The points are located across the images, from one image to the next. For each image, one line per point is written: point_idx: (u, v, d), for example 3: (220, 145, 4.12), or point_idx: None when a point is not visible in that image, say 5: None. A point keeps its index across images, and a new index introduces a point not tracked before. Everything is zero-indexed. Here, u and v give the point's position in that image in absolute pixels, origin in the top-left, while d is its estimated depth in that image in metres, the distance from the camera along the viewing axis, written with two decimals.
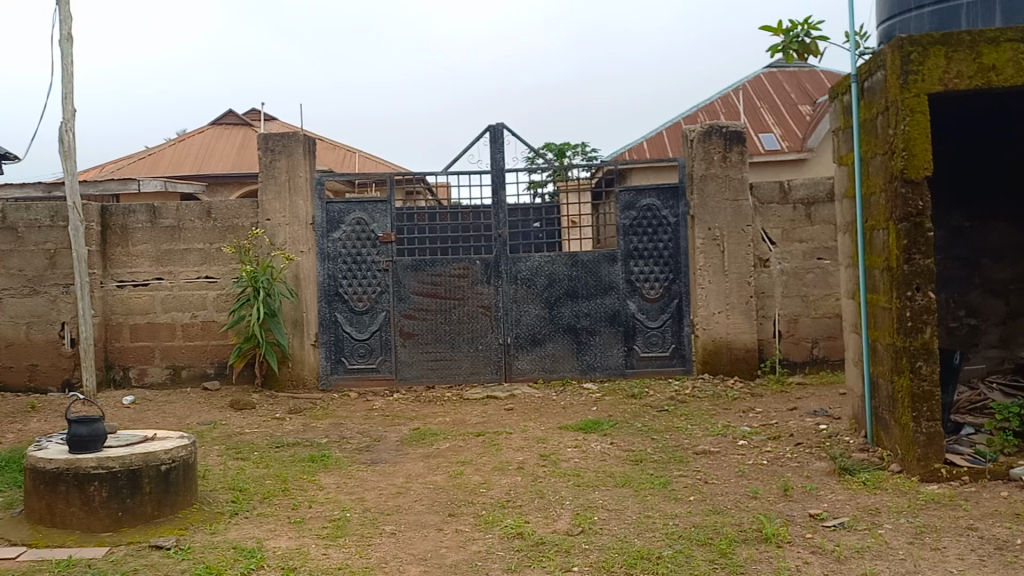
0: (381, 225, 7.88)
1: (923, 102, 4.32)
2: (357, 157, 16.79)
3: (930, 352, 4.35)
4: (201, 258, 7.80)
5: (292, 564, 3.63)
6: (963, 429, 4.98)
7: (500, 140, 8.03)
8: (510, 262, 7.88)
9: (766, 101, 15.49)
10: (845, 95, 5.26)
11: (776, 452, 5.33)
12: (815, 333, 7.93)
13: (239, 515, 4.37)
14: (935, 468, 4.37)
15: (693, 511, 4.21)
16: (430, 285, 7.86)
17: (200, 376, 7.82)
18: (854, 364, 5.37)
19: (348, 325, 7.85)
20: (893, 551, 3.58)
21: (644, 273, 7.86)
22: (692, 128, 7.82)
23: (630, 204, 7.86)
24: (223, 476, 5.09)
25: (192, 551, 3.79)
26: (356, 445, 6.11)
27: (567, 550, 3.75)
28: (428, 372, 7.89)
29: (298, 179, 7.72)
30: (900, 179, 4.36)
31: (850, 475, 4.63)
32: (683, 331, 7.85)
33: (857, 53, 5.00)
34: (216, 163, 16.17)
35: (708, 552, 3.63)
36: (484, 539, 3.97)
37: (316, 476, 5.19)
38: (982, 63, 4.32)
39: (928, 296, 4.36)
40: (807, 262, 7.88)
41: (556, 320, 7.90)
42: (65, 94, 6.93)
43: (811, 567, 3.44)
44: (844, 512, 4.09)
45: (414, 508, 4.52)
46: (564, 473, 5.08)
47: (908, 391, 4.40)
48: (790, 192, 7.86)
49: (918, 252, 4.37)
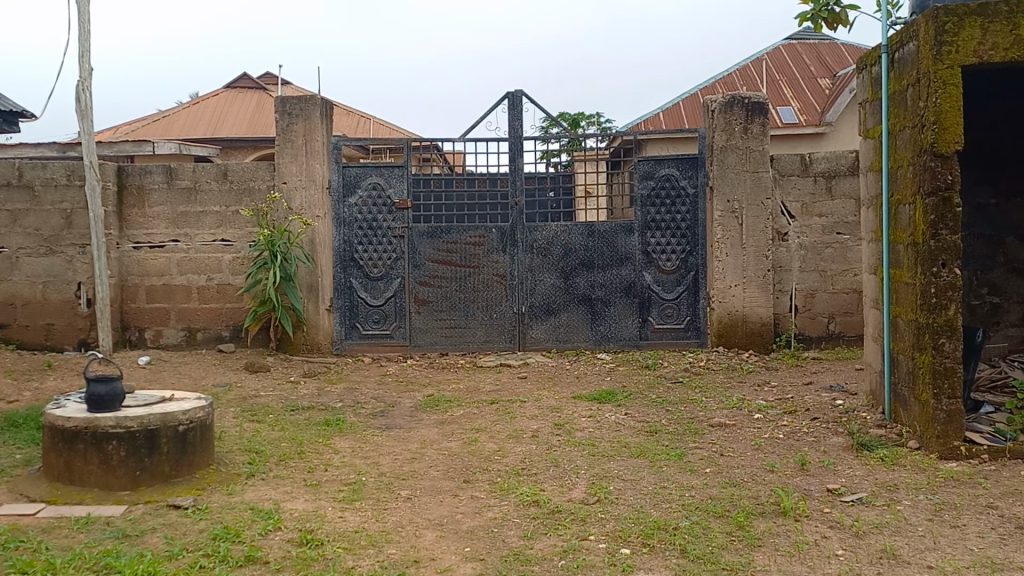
0: (397, 191, 7.83)
1: (956, 73, 4.22)
2: (371, 123, 16.66)
3: (954, 329, 4.30)
4: (217, 221, 7.79)
5: (308, 526, 3.64)
6: (983, 407, 4.96)
7: (518, 107, 7.95)
8: (526, 230, 7.84)
9: (785, 73, 15.30)
10: (872, 66, 5.18)
11: (793, 426, 5.31)
12: (831, 309, 7.86)
13: (255, 477, 4.39)
14: (954, 446, 4.34)
15: (709, 483, 4.20)
16: (445, 252, 7.83)
17: (215, 339, 7.84)
18: (873, 339, 5.33)
19: (363, 291, 7.84)
20: (912, 528, 3.56)
21: (660, 245, 7.81)
22: (713, 98, 7.72)
23: (648, 173, 7.80)
24: (239, 438, 5.11)
25: (209, 511, 3.81)
26: (371, 410, 6.12)
27: (583, 518, 3.75)
28: (442, 339, 7.89)
29: (315, 143, 7.67)
30: (929, 152, 4.29)
31: (867, 451, 4.60)
32: (698, 303, 7.81)
33: (888, 23, 4.88)
34: (229, 127, 16.10)
35: (725, 525, 3.63)
36: (500, 506, 3.97)
37: (331, 440, 5.20)
38: (1018, 36, 4.22)
39: (954, 273, 4.30)
40: (825, 237, 7.80)
41: (571, 290, 7.87)
42: (81, 53, 6.89)
43: (829, 542, 3.43)
44: (861, 487, 4.07)
45: (429, 473, 4.52)
46: (578, 442, 5.08)
47: (929, 368, 4.36)
48: (811, 165, 7.76)
49: (946, 228, 4.29)
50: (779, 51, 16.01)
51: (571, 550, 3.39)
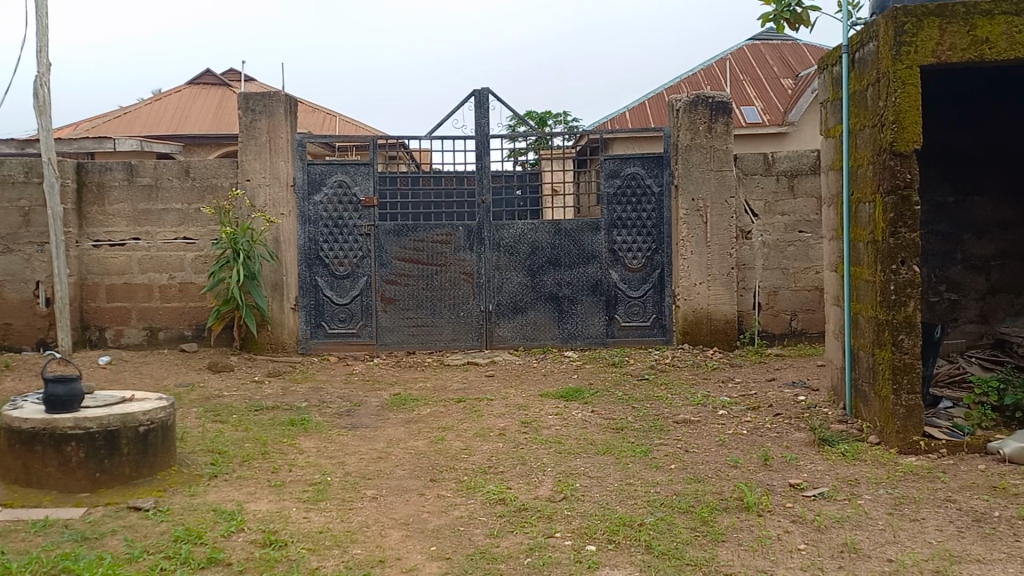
0: (363, 188, 7.78)
1: (915, 73, 4.29)
2: (337, 120, 16.52)
3: (913, 326, 4.37)
4: (179, 218, 7.68)
5: (272, 526, 3.61)
6: (942, 402, 5.05)
7: (485, 105, 7.93)
8: (493, 229, 7.84)
9: (749, 73, 15.45)
10: (834, 66, 5.24)
11: (756, 422, 5.37)
12: (794, 306, 7.97)
13: (218, 477, 4.34)
14: (913, 441, 4.41)
15: (674, 479, 4.23)
16: (412, 250, 7.80)
17: (178, 338, 7.73)
18: (834, 336, 5.39)
19: (329, 290, 7.78)
20: (872, 521, 3.62)
21: (626, 243, 7.84)
22: (678, 97, 7.78)
23: (614, 172, 7.83)
24: (201, 439, 5.04)
25: (171, 513, 3.75)
26: (337, 409, 6.08)
27: (549, 516, 3.75)
28: (409, 338, 7.85)
29: (279, 140, 7.58)
30: (889, 151, 4.35)
31: (829, 446, 4.66)
32: (664, 301, 7.85)
33: (849, 24, 4.95)
34: (194, 124, 15.89)
35: (689, 520, 3.65)
36: (466, 504, 3.96)
37: (295, 440, 5.15)
38: (976, 36, 4.30)
39: (912, 270, 4.37)
40: (788, 235, 7.90)
41: (538, 288, 7.88)
42: (38, 47, 6.74)
43: (791, 537, 3.47)
44: (823, 482, 4.13)
45: (395, 472, 4.50)
46: (545, 439, 5.08)
47: (889, 364, 4.43)
48: (774, 164, 7.84)
49: (905, 226, 4.36)
50: (744, 52, 16.16)
51: (537, 548, 3.39)
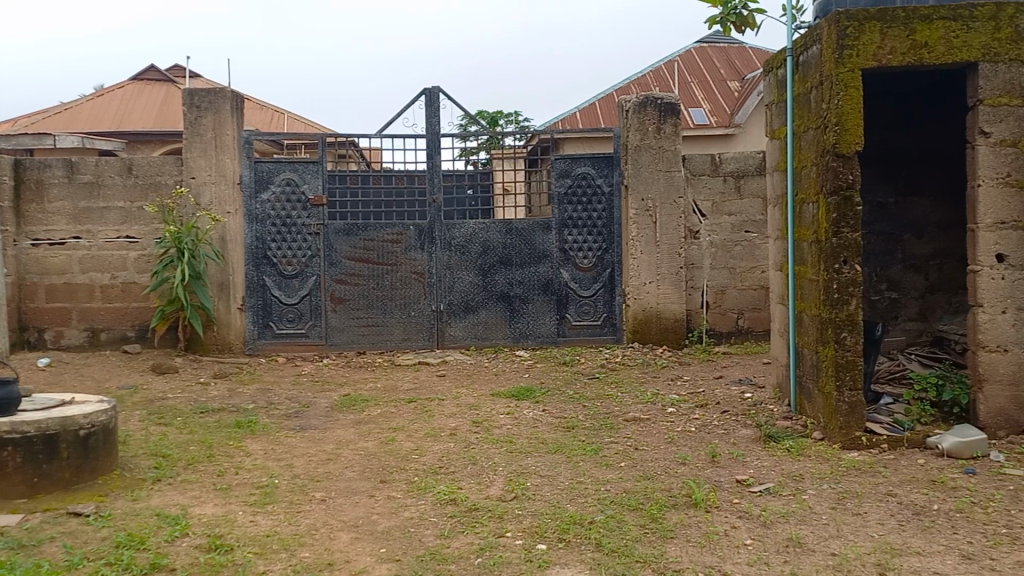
0: (312, 187, 7.69)
1: (857, 77, 4.39)
2: (285, 118, 16.31)
3: (855, 323, 4.47)
4: (121, 217, 7.50)
5: (218, 531, 3.54)
6: (883, 398, 5.18)
7: (436, 104, 7.90)
8: (444, 229, 7.81)
9: (696, 75, 15.65)
10: (778, 69, 5.32)
11: (704, 419, 5.44)
12: (741, 304, 8.09)
13: (162, 481, 4.25)
14: (855, 436, 4.51)
15: (624, 477, 4.26)
16: (362, 250, 7.73)
17: (120, 339, 7.55)
18: (779, 334, 5.49)
19: (277, 289, 7.67)
20: (816, 516, 3.68)
21: (577, 242, 7.88)
22: (628, 97, 7.84)
23: (565, 172, 7.85)
24: (145, 442, 4.93)
25: (113, 519, 3.66)
26: (285, 411, 5.99)
27: (500, 516, 3.75)
28: (359, 338, 7.79)
29: (224, 137, 7.46)
30: (832, 153, 4.43)
31: (774, 442, 4.74)
32: (614, 300, 7.90)
33: (793, 27, 5.03)
34: (137, 120, 15.56)
35: (639, 517, 3.68)
36: (416, 505, 3.94)
37: (242, 442, 5.07)
38: (915, 40, 4.42)
39: (854, 269, 4.47)
40: (734, 235, 8.02)
41: (489, 287, 7.87)
42: None
43: (738, 532, 3.52)
44: (769, 478, 4.19)
45: (344, 474, 4.46)
46: (496, 439, 5.08)
47: (832, 361, 4.52)
48: (721, 165, 7.95)
49: (847, 226, 4.45)
50: (692, 54, 16.37)
51: (487, 548, 3.38)
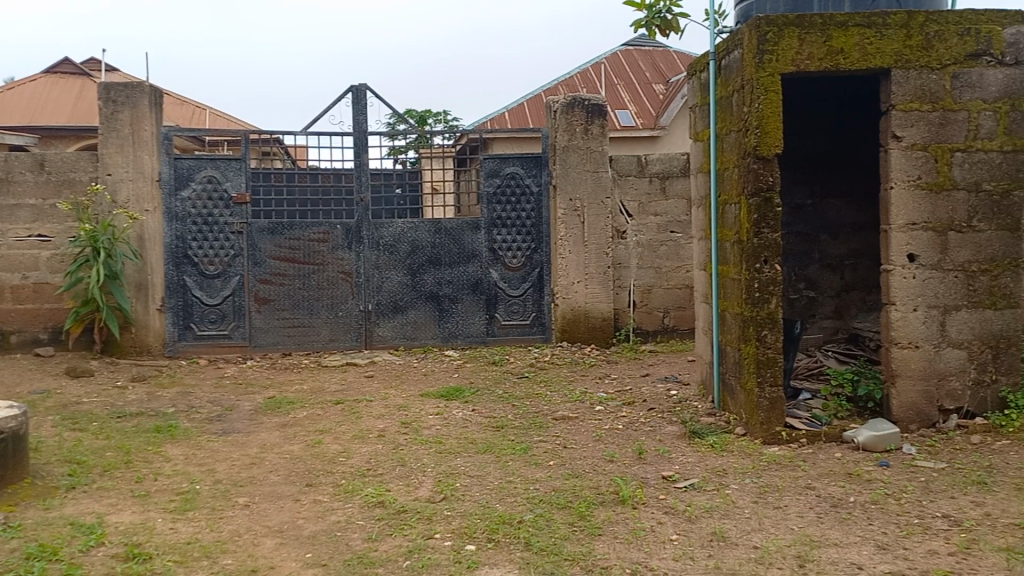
0: (235, 185, 7.52)
1: (777, 81, 4.50)
2: (207, 114, 15.90)
3: (775, 321, 4.59)
4: (33, 215, 7.20)
5: (136, 539, 3.43)
6: (801, 394, 5.34)
7: (363, 102, 7.81)
8: (372, 228, 7.72)
9: (623, 77, 15.85)
10: (702, 72, 5.43)
11: (631, 417, 5.51)
12: (667, 303, 8.22)
13: (77, 489, 4.09)
14: (776, 431, 4.63)
15: (553, 476, 4.28)
16: (287, 249, 7.59)
17: (32, 342, 7.25)
18: (703, 332, 5.60)
19: (198, 289, 7.47)
20: (739, 510, 3.77)
21: (506, 242, 7.88)
22: (556, 98, 7.89)
23: (493, 171, 7.85)
24: (58, 449, 4.74)
25: (23, 529, 3.51)
26: (207, 414, 5.84)
27: (429, 517, 3.72)
28: (285, 338, 7.64)
29: (142, 133, 7.23)
30: (753, 155, 4.54)
31: (699, 438, 4.84)
32: (543, 300, 7.94)
33: (715, 32, 5.14)
34: (49, 115, 14.96)
35: (567, 516, 3.70)
36: (343, 509, 3.88)
37: (162, 447, 4.92)
38: (831, 46, 4.56)
39: (774, 269, 4.58)
40: (660, 235, 8.14)
41: (418, 287, 7.82)
42: None
43: (664, 528, 3.57)
44: (694, 473, 4.27)
45: (269, 478, 4.37)
46: (425, 440, 5.05)
47: (753, 359, 4.63)
48: (647, 166, 8.07)
49: (767, 227, 4.56)
50: (618, 56, 16.58)
51: (416, 550, 3.35)
